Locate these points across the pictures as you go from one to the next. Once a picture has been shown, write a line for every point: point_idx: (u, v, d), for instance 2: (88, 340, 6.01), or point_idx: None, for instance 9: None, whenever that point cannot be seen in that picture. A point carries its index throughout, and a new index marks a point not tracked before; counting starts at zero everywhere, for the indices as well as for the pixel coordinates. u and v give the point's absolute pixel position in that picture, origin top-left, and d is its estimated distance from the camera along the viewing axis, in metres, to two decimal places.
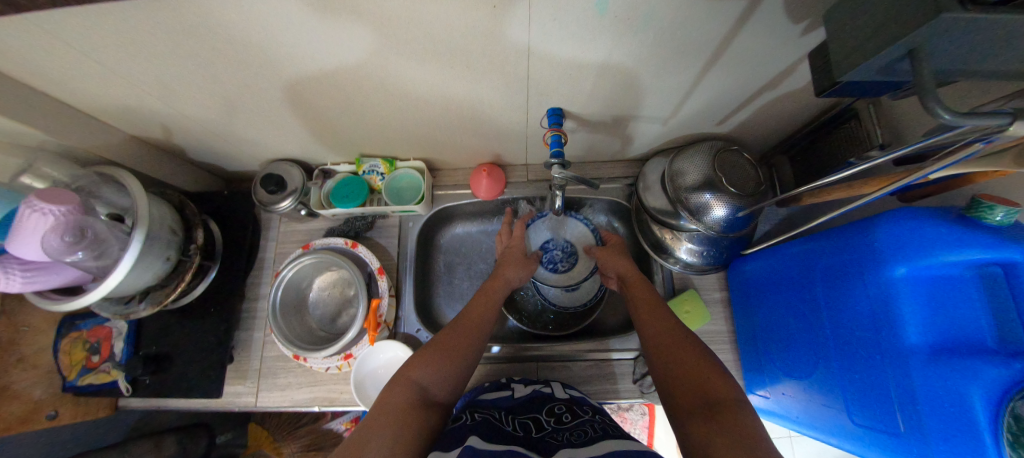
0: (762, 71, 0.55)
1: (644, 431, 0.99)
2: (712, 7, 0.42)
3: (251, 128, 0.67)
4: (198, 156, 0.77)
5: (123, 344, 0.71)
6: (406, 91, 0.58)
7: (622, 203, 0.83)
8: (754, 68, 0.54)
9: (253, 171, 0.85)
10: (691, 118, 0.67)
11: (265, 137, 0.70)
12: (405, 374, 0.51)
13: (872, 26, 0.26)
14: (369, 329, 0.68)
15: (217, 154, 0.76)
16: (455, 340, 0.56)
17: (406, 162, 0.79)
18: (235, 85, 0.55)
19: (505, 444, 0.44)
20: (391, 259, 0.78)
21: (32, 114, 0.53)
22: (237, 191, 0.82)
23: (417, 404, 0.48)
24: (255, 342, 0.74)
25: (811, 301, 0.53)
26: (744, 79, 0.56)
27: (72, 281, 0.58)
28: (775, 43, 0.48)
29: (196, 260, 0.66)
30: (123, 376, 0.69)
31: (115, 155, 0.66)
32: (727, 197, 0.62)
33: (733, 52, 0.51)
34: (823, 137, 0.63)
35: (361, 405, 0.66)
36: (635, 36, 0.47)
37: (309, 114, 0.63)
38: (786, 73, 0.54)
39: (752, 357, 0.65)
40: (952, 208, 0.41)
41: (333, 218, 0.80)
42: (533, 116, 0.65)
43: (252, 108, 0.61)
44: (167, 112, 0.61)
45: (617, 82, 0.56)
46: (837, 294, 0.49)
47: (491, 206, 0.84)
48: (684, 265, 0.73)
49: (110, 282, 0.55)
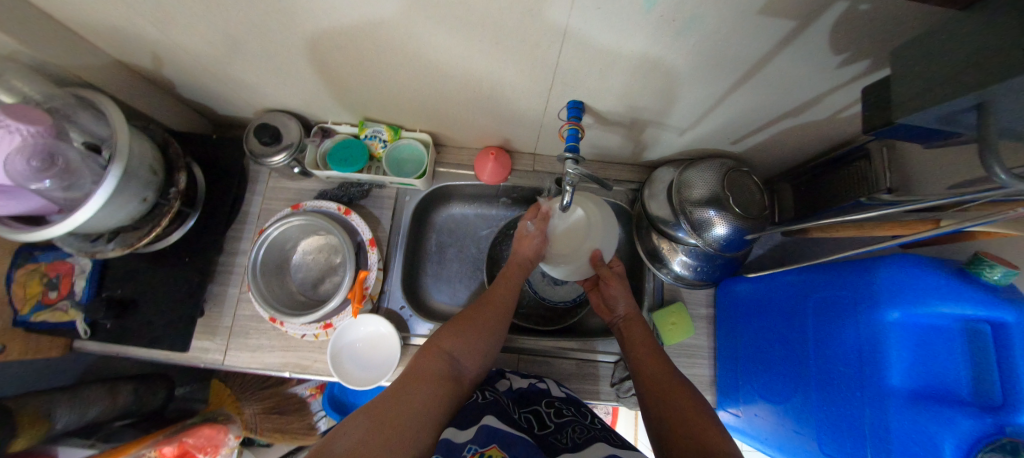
0: (791, 97, 0.54)
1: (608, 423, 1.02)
2: (762, 22, 0.41)
3: (251, 72, 0.62)
4: (187, 94, 0.71)
5: (84, 283, 0.66)
6: (426, 58, 0.54)
7: (623, 208, 0.83)
8: (783, 92, 0.53)
9: (246, 118, 0.80)
10: (709, 132, 0.67)
11: (264, 83, 0.65)
12: (438, 344, 0.52)
13: (943, 70, 0.25)
14: (353, 300, 0.66)
15: (209, 95, 0.71)
16: (481, 315, 0.57)
17: (411, 133, 0.76)
18: (242, 24, 0.50)
19: (515, 432, 0.46)
20: (382, 231, 0.75)
21: (9, 19, 0.48)
22: (225, 138, 0.77)
23: (439, 375, 0.49)
24: (229, 298, 0.71)
25: (801, 331, 0.54)
26: (770, 102, 0.56)
27: (35, 209, 0.53)
28: (810, 71, 0.48)
29: (175, 205, 0.62)
30: (81, 317, 0.65)
31: (96, 80, 0.61)
32: (730, 216, 0.62)
33: (766, 73, 0.50)
34: (830, 171, 0.63)
35: (334, 376, 0.64)
36: (676, 39, 0.45)
37: (318, 67, 0.59)
38: (812, 103, 0.54)
39: (729, 374, 0.67)
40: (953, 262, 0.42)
41: (326, 180, 0.76)
42: (553, 106, 0.63)
43: (257, 51, 0.56)
44: (162, 41, 0.56)
45: (645, 83, 0.55)
46: (826, 329, 0.50)
47: (492, 191, 0.82)
48: (675, 277, 0.74)
49: (78, 217, 0.51)
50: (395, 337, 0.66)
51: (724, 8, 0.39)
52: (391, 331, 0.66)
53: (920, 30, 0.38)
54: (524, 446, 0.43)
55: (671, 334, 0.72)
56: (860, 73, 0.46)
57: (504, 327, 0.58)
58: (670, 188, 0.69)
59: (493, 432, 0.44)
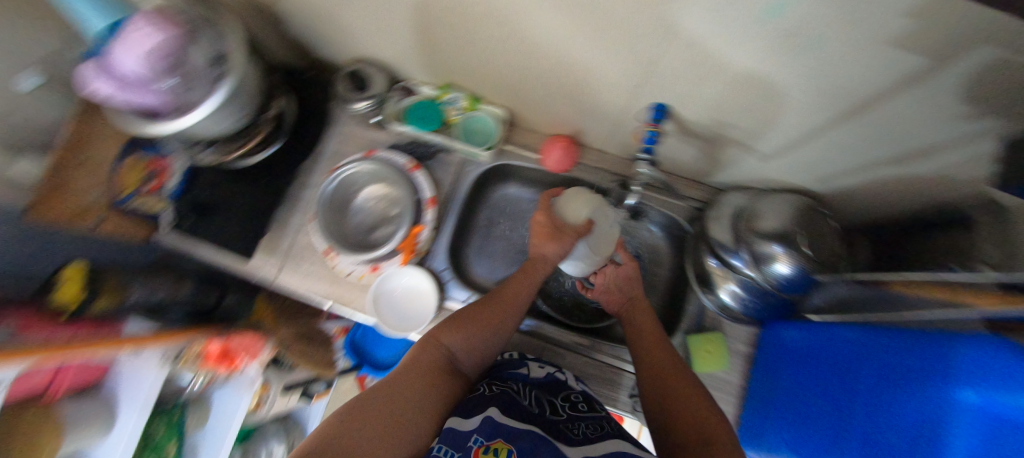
0: (899, 141, 0.50)
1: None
2: (892, 55, 0.38)
3: (355, 18, 0.65)
4: (293, 31, 0.77)
5: (176, 182, 0.73)
6: (524, 34, 0.55)
7: (680, 223, 0.80)
8: (891, 135, 0.49)
9: (338, 63, 0.84)
10: (795, 164, 0.63)
11: (365, 31, 0.69)
12: (437, 337, 0.56)
13: None
14: (402, 251, 0.69)
15: (312, 35, 0.76)
16: (486, 310, 0.60)
17: (487, 106, 0.77)
18: None
19: (521, 421, 0.47)
20: (440, 195, 0.78)
21: None
22: (317, 78, 0.82)
23: (433, 364, 0.53)
24: (292, 225, 0.76)
25: (855, 389, 0.50)
26: (873, 143, 0.52)
27: (159, 105, 0.58)
28: (932, 118, 0.44)
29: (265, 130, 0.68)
30: (169, 210, 0.72)
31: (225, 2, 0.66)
32: (799, 256, 0.58)
33: (879, 111, 0.46)
34: (921, 231, 0.57)
35: (372, 316, 0.68)
36: (790, 57, 0.43)
37: (420, 25, 0.62)
38: (922, 154, 0.50)
39: (759, 416, 0.65)
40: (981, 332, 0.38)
41: (399, 136, 0.79)
42: (636, 105, 0.63)
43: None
44: None
45: (742, 98, 0.53)
46: (885, 393, 0.46)
47: (551, 180, 0.83)
48: (721, 306, 0.71)
49: (185, 121, 0.56)
50: (433, 295, 0.68)
51: (856, 32, 0.37)
52: (431, 289, 0.69)
53: None
54: (533, 437, 0.45)
55: (703, 361, 0.70)
56: None
57: (512, 321, 0.61)
58: (735, 216, 0.67)
59: (498, 425, 0.46)
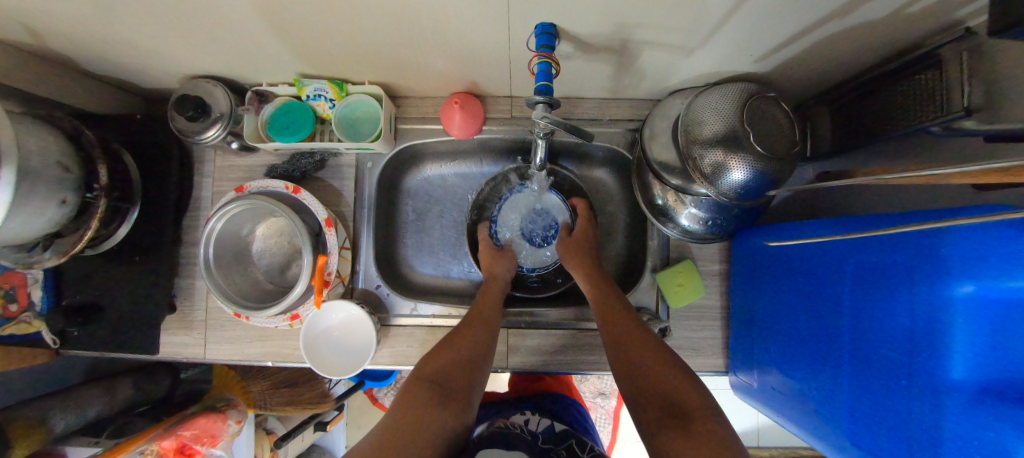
0: (878, 5, 0.40)
1: (611, 414, 1.29)
2: None
3: (162, 48, 0.54)
4: (99, 69, 0.60)
5: (41, 293, 0.60)
6: (381, 10, 0.45)
7: (622, 153, 0.69)
8: (791, 14, 0.43)
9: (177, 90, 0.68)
10: (712, 59, 0.54)
11: (173, 47, 0.54)
12: None
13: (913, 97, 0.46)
14: (316, 288, 0.59)
15: (120, 66, 0.60)
16: None
17: (359, 86, 0.63)
18: (190, 11, 0.45)
19: None
20: (346, 206, 0.66)
21: None
22: (156, 115, 0.66)
23: None
24: (199, 292, 0.66)
25: (832, 336, 0.43)
26: (768, 30, 0.46)
27: None
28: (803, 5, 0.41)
29: (103, 202, 0.55)
30: (47, 329, 0.59)
31: None
32: (751, 157, 0.50)
33: None
34: (889, 88, 0.50)
35: (314, 366, 0.59)
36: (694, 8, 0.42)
37: (245, 25, 0.48)
38: (819, 24, 0.45)
39: (931, 357, 0.33)
40: (919, 258, 0.34)
41: (276, 153, 0.66)
42: (517, 35, 0.49)
43: (144, 6, 0.45)
44: (24, 8, 0.45)
45: (609, 36, 0.48)
46: (837, 295, 0.43)
47: (466, 146, 0.71)
48: (683, 232, 0.64)
49: None
50: (370, 320, 0.60)
51: None
52: (366, 314, 0.60)
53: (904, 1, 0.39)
54: None
55: (678, 296, 0.64)
56: (876, 15, 0.41)
57: None
58: (674, 124, 0.58)
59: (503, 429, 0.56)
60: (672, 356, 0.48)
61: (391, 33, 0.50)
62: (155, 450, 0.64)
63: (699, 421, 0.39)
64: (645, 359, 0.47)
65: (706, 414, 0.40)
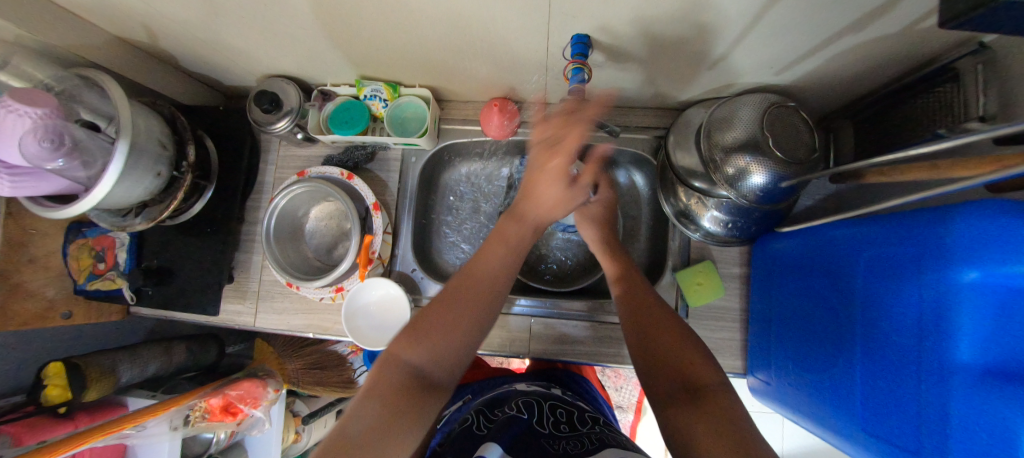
0: (889, 21, 0.44)
1: (627, 429, 1.27)
2: None
3: (251, 51, 0.64)
4: (194, 68, 0.71)
5: (126, 255, 0.69)
6: (439, 22, 0.52)
7: (647, 158, 0.73)
8: (806, 29, 0.47)
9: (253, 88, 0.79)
10: (734, 71, 0.58)
11: (259, 50, 0.64)
12: None
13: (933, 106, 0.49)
14: (360, 265, 0.65)
15: (211, 65, 0.70)
16: None
17: (410, 89, 0.71)
18: (280, 19, 0.54)
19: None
20: (390, 195, 0.73)
21: (16, 9, 0.49)
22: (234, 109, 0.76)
23: None
24: (254, 265, 0.74)
25: (845, 326, 0.45)
26: (786, 44, 0.51)
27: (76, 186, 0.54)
28: (815, 21, 0.46)
29: (188, 178, 0.63)
30: (126, 285, 0.68)
31: (102, 59, 0.61)
32: (771, 162, 0.53)
33: (782, 9, 0.44)
34: (907, 99, 0.53)
35: (353, 337, 0.65)
36: (714, 22, 0.47)
37: (322, 33, 0.57)
38: (832, 39, 0.49)
39: (937, 341, 0.35)
40: (927, 247, 0.36)
41: (333, 145, 0.74)
42: (555, 45, 0.55)
43: (245, 14, 0.54)
44: (151, 14, 0.55)
45: (637, 47, 0.54)
46: (850, 282, 0.45)
47: (501, 147, 0.77)
48: (705, 235, 0.66)
49: (97, 193, 0.52)
50: (404, 298, 0.65)
51: None
52: (401, 293, 0.65)
53: (911, 18, 0.42)
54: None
55: (697, 295, 0.66)
56: (885, 31, 0.45)
57: None
58: (697, 130, 0.62)
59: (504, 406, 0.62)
60: (693, 342, 0.48)
61: (446, 42, 0.57)
62: (204, 406, 0.70)
63: (712, 399, 0.41)
64: (668, 343, 0.48)
65: (720, 391, 0.42)
